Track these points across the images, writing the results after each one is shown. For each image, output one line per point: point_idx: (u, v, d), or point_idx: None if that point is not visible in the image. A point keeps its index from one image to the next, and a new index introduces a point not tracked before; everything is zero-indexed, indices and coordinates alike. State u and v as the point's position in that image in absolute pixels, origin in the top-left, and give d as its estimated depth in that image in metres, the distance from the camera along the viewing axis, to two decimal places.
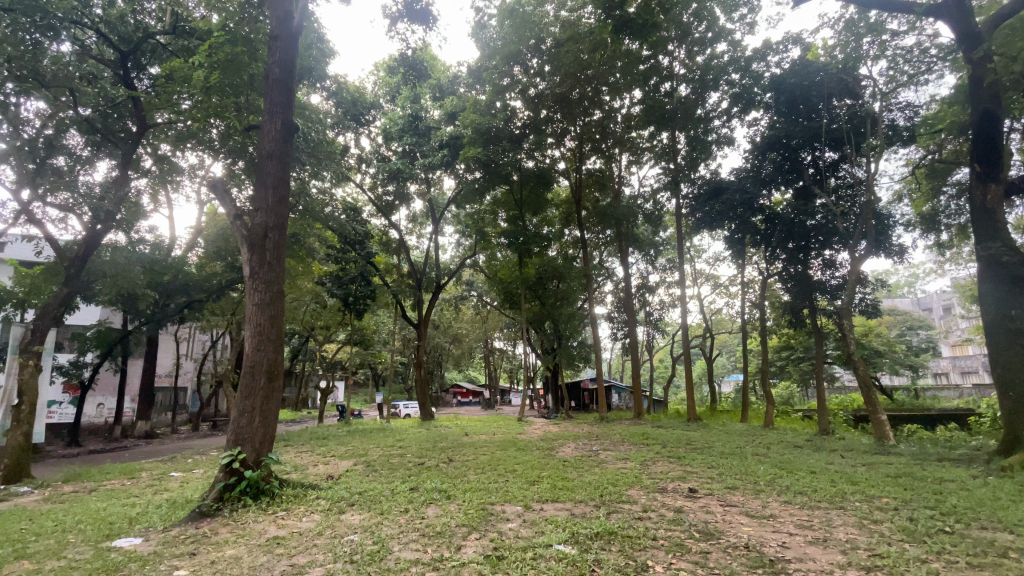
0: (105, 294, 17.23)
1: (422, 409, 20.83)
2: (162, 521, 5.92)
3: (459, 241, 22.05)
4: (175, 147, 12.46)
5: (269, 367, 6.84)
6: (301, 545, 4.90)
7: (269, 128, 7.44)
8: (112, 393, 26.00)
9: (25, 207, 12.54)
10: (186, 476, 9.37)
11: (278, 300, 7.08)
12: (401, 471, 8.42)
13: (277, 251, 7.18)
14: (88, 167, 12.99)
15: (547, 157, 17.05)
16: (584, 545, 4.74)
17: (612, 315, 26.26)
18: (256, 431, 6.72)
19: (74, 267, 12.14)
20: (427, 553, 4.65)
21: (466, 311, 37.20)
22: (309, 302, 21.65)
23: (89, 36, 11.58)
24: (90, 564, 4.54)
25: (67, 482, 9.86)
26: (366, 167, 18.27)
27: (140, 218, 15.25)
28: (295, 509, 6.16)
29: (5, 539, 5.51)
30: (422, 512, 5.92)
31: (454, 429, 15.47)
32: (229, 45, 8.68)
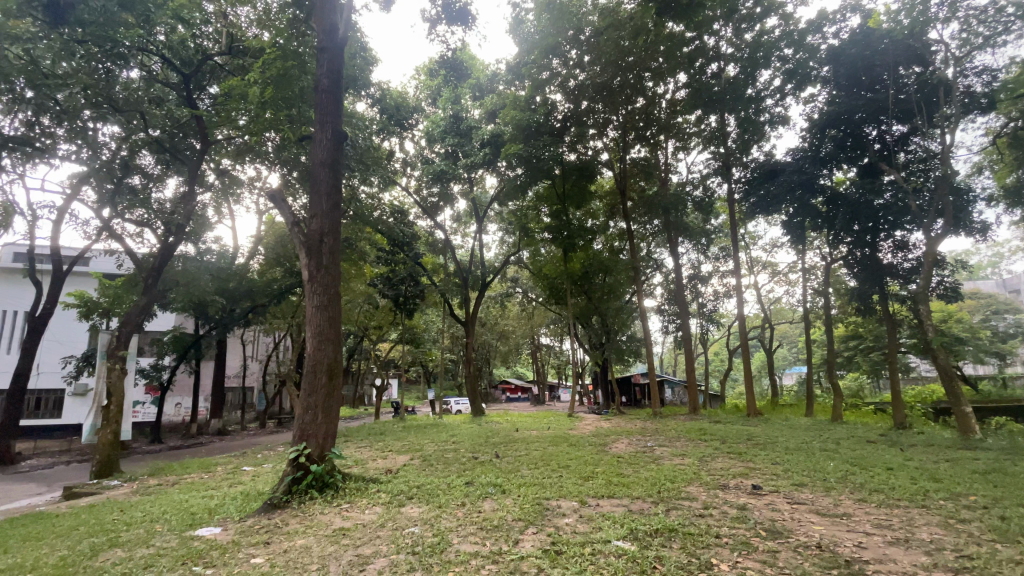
0: (178, 302, 18.59)
1: (473, 406, 21.06)
2: (238, 512, 6.33)
3: (503, 238, 22.13)
4: (235, 161, 13.22)
5: (329, 367, 7.13)
6: (365, 536, 5.08)
7: (320, 137, 7.73)
8: (188, 393, 28.08)
9: (106, 223, 13.69)
10: (256, 469, 9.97)
11: (336, 302, 7.37)
12: (456, 465, 8.57)
13: (333, 255, 7.46)
14: (159, 184, 14.03)
15: (590, 149, 16.76)
16: (643, 541, 4.65)
17: (662, 307, 25.60)
18: (320, 428, 7.01)
19: (152, 277, 13.09)
20: (486, 546, 4.72)
21: (512, 308, 37.31)
22: (363, 303, 22.42)
23: (155, 62, 12.43)
24: (176, 552, 4.90)
25: (153, 476, 10.74)
26: (411, 169, 18.67)
27: (205, 229, 16.27)
28: (358, 501, 6.41)
29: (101, 529, 6.04)
30: (479, 506, 6.00)
31: (505, 425, 15.61)
32: (280, 60, 9.19)
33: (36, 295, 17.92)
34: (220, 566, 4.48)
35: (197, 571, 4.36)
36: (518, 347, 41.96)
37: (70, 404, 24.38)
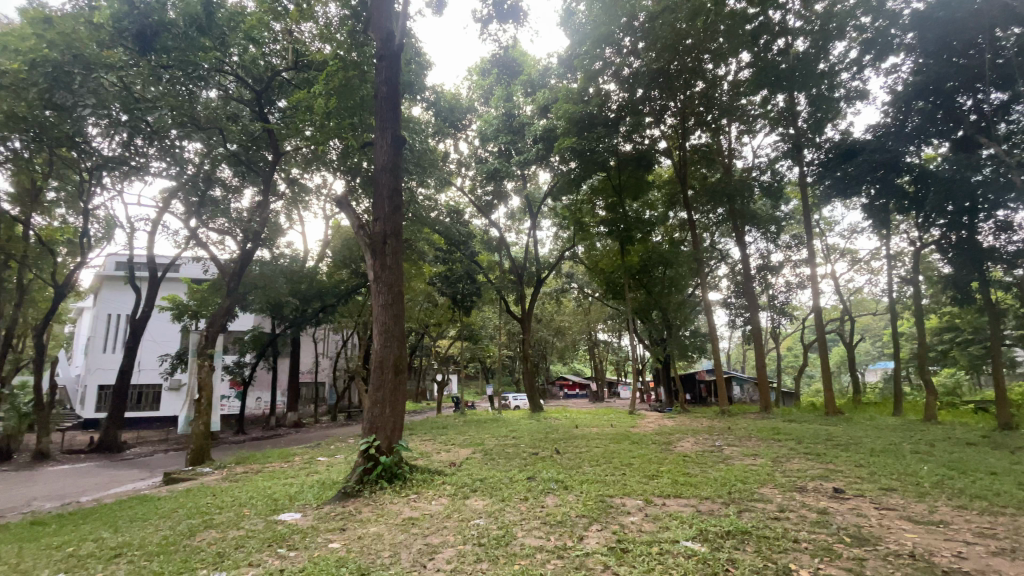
0: (257, 303, 20.03)
1: (531, 402, 21.12)
2: (316, 499, 6.74)
3: (558, 233, 22.00)
4: (304, 170, 14.05)
5: (395, 362, 7.41)
6: (433, 526, 5.25)
7: (381, 143, 8.04)
8: (267, 388, 30.23)
9: (193, 232, 14.99)
10: (329, 460, 10.56)
11: (399, 301, 7.65)
12: (517, 460, 8.65)
13: (395, 255, 7.74)
14: (236, 195, 15.14)
15: (646, 138, 16.25)
16: (714, 543, 4.48)
17: (728, 300, 24.48)
18: (388, 421, 7.30)
19: (234, 281, 14.17)
20: (551, 541, 4.73)
21: (568, 304, 37.08)
22: (423, 301, 23.09)
23: (230, 82, 13.40)
24: (263, 534, 5.28)
25: (239, 464, 11.66)
26: (466, 170, 18.98)
27: (279, 235, 17.40)
28: (425, 493, 6.64)
29: (197, 511, 6.64)
30: (542, 501, 6.03)
31: (565, 422, 15.51)
32: (343, 71, 9.62)
33: (136, 299, 19.88)
34: (302, 549, 4.79)
35: (282, 553, 4.69)
36: (575, 344, 41.64)
37: (167, 398, 26.92)
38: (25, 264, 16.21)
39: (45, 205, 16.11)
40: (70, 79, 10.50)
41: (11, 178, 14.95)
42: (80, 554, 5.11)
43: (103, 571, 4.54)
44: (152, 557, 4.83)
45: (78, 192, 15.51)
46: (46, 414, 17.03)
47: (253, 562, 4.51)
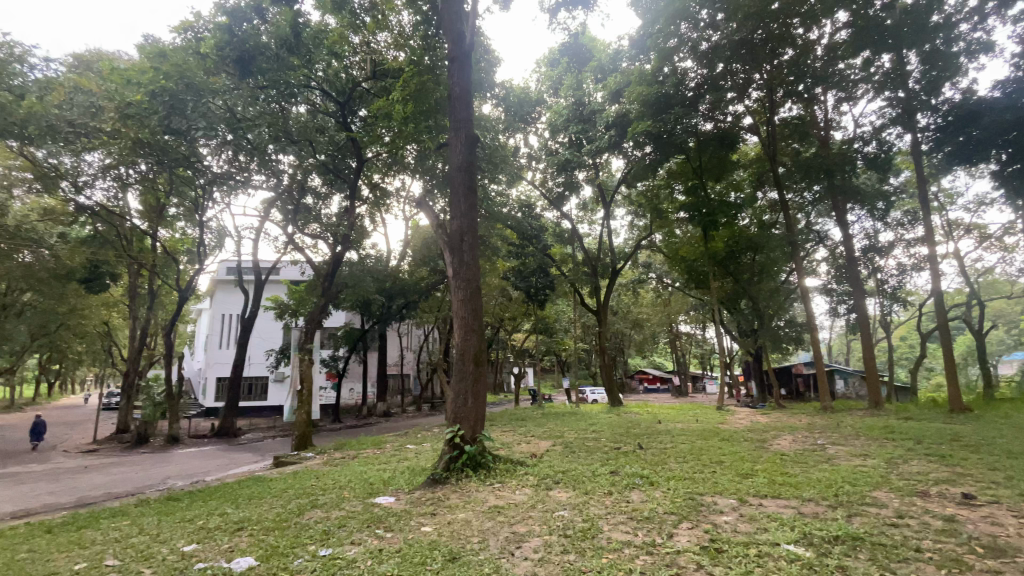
0: (347, 300, 21.48)
1: (611, 396, 20.78)
2: (407, 485, 7.12)
3: (633, 223, 21.37)
4: (385, 175, 14.77)
5: (476, 355, 7.62)
6: (518, 515, 5.35)
7: (456, 143, 8.24)
8: (358, 380, 32.40)
9: (290, 237, 16.34)
10: (417, 448, 11.11)
11: (478, 296, 7.82)
12: (599, 454, 8.56)
13: (473, 251, 7.92)
14: (325, 201, 16.29)
15: (729, 115, 15.21)
16: (820, 548, 4.14)
17: (829, 286, 22.40)
18: (471, 411, 7.52)
19: (327, 281, 15.27)
20: (638, 536, 4.64)
21: (645, 295, 35.93)
22: (498, 296, 23.45)
23: (317, 96, 14.39)
24: (362, 516, 5.67)
25: (337, 450, 12.60)
26: (536, 163, 18.95)
27: (364, 236, 18.50)
28: (509, 482, 6.78)
29: (305, 492, 7.27)
30: (627, 496, 5.92)
31: (648, 416, 15.06)
32: (418, 76, 10.01)
33: (245, 300, 22.06)
34: (397, 531, 5.09)
35: (380, 533, 5.01)
36: (654, 336, 40.24)
37: (273, 389, 29.75)
38: (155, 271, 18.57)
39: (168, 219, 18.31)
40: (185, 106, 11.79)
41: (141, 198, 17.16)
42: (210, 527, 5.79)
43: (230, 542, 5.12)
44: (269, 532, 5.36)
45: (194, 207, 17.47)
46: (176, 403, 19.45)
47: (355, 541, 4.85)
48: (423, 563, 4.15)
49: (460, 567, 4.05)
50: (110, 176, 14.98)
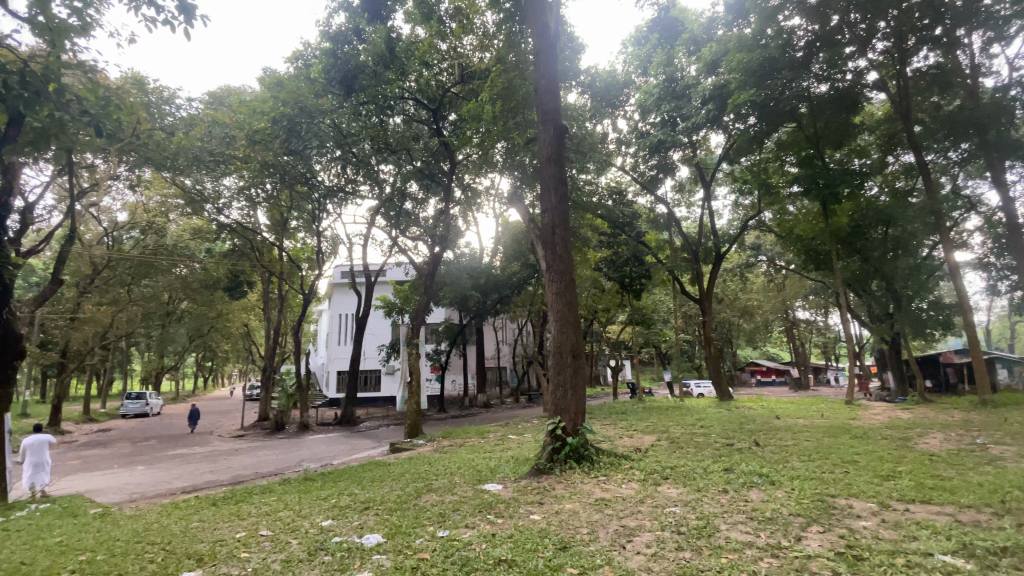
0: (446, 296, 22.53)
1: (718, 388, 19.57)
2: (513, 474, 7.31)
3: (737, 202, 19.84)
4: (476, 174, 15.25)
5: (573, 347, 7.61)
6: (627, 509, 5.26)
7: (543, 136, 8.24)
8: (459, 373, 33.86)
9: (393, 240, 17.52)
10: (518, 439, 11.35)
11: (572, 287, 7.79)
12: (709, 450, 8.11)
13: (565, 244, 7.89)
14: (422, 205, 17.15)
15: (847, 72, 13.46)
16: (987, 561, 3.56)
17: (986, 260, 18.98)
18: (571, 403, 7.51)
19: (428, 280, 16.10)
20: (761, 538, 4.33)
21: (753, 279, 33.24)
22: (591, 288, 23.08)
23: (411, 105, 14.93)
24: (473, 501, 5.94)
25: (444, 439, 13.31)
26: (626, 147, 18.32)
27: (458, 235, 19.22)
28: (614, 476, 6.68)
29: (420, 477, 7.79)
30: (745, 495, 5.55)
31: (762, 411, 13.91)
32: (505, 74, 10.22)
33: (358, 300, 24.05)
34: (507, 517, 5.26)
35: (492, 519, 5.21)
36: (766, 324, 37.03)
37: (384, 381, 32.21)
38: (283, 277, 20.90)
39: (290, 231, 20.45)
40: (300, 128, 13.14)
41: (269, 213, 19.37)
42: (342, 505, 6.43)
43: (360, 520, 5.63)
44: (392, 511, 5.84)
45: (311, 219, 19.28)
46: (305, 394, 21.79)
47: (469, 525, 5.10)
48: (536, 550, 4.25)
49: (571, 556, 4.09)
50: (243, 196, 17.15)
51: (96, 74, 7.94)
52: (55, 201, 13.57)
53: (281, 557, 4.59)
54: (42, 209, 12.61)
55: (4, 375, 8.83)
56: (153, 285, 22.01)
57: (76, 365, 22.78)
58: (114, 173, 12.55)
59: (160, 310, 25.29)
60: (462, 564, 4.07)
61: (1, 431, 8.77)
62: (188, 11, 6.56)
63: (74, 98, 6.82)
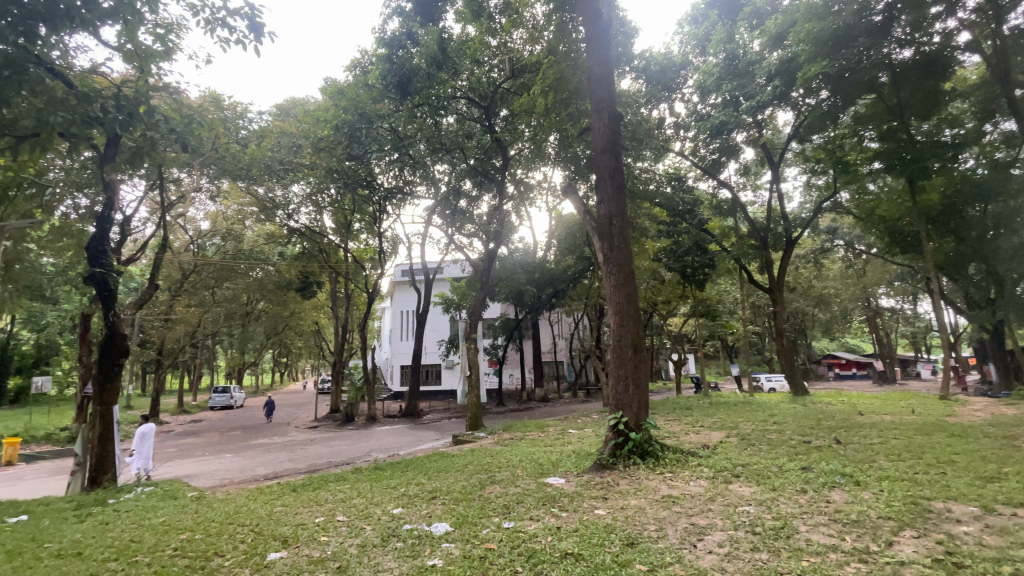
0: (503, 291, 22.73)
1: (791, 382, 18.49)
2: (576, 468, 7.28)
3: (810, 183, 18.52)
4: (529, 168, 15.21)
5: (633, 341, 7.43)
6: (696, 507, 5.09)
7: (597, 126, 8.07)
8: (517, 367, 34.14)
9: (450, 237, 17.91)
10: (579, 433, 11.26)
11: (631, 279, 7.61)
12: (784, 448, 7.67)
13: (623, 235, 7.70)
14: (476, 202, 17.31)
15: (936, 33, 12.14)
16: None
17: None
18: (633, 398, 7.35)
19: (483, 275, 16.25)
20: (845, 541, 4.05)
21: (829, 265, 30.95)
22: (650, 280, 22.44)
23: (463, 104, 14.98)
24: (536, 494, 5.97)
25: (505, 432, 13.46)
26: (685, 132, 17.59)
27: (513, 230, 19.30)
28: (681, 472, 6.48)
29: (482, 469, 7.94)
30: (826, 496, 5.20)
31: (843, 407, 12.95)
32: (556, 65, 10.13)
33: (418, 297, 24.78)
34: (572, 511, 5.24)
35: (556, 512, 5.22)
36: (844, 314, 34.40)
37: (445, 375, 33.07)
38: (348, 277, 21.89)
39: (353, 234, 21.34)
40: (361, 133, 14.14)
41: (334, 217, 20.32)
42: (411, 494, 6.68)
43: (428, 508, 5.83)
44: (458, 501, 6.01)
45: (372, 220, 20.02)
46: (371, 388, 22.81)
47: (533, 517, 5.14)
48: (602, 544, 4.22)
49: (639, 553, 4.01)
50: (311, 201, 18.18)
51: (178, 94, 8.64)
52: (149, 214, 14.96)
53: (357, 542, 4.84)
54: (139, 220, 13.94)
55: (112, 372, 9.84)
56: (233, 288, 23.78)
57: (171, 362, 25.08)
58: (197, 185, 13.66)
59: (240, 310, 27.29)
60: (529, 556, 4.10)
61: (111, 422, 9.81)
62: (257, 28, 7.01)
63: (162, 118, 7.49)
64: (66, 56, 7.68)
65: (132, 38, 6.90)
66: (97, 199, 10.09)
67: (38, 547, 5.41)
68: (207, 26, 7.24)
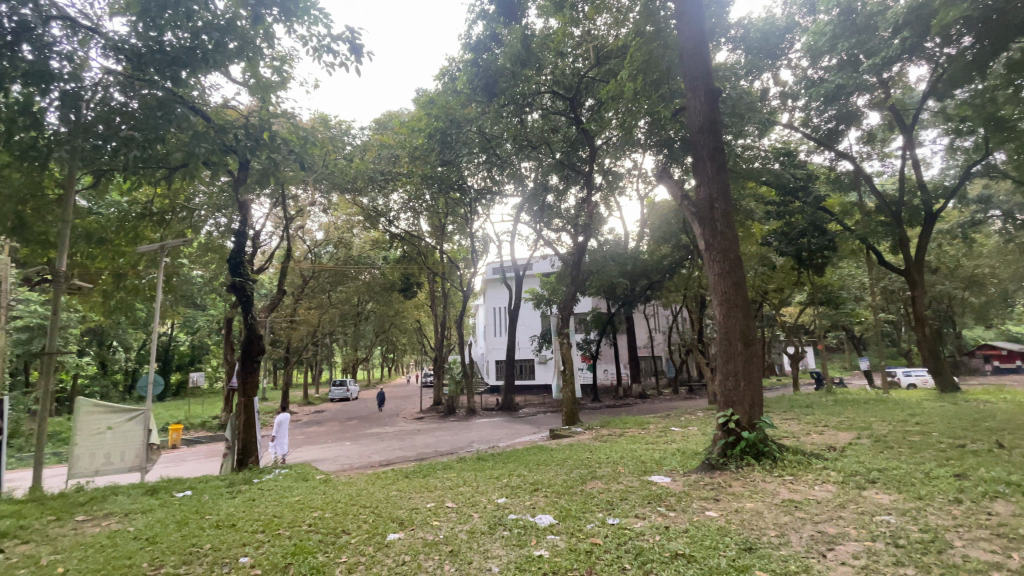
0: (595, 284, 22.41)
1: (937, 378, 16.08)
2: (682, 467, 6.96)
3: (954, 145, 15.88)
4: (618, 156, 14.78)
5: (742, 333, 6.92)
6: (823, 513, 4.61)
7: (694, 105, 7.60)
8: (612, 362, 33.55)
9: (539, 233, 18.06)
10: (683, 431, 10.73)
11: (738, 266, 7.09)
12: (930, 452, 6.68)
13: (726, 219, 7.20)
14: (563, 196, 17.24)
15: None
16: None
17: None
18: (744, 395, 6.84)
19: (574, 270, 16.06)
20: (1016, 560, 3.43)
21: (982, 240, 26.33)
22: (756, 267, 20.79)
23: (547, 98, 14.83)
24: (641, 492, 5.80)
25: (603, 428, 13.30)
26: (793, 101, 15.98)
27: (603, 222, 18.93)
28: (803, 476, 5.92)
29: (583, 464, 7.90)
30: (988, 508, 4.44)
31: (1010, 407, 10.94)
32: (645, 46, 9.60)
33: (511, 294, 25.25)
34: (680, 511, 5.02)
35: (663, 511, 5.03)
36: (1006, 296, 29.10)
37: (539, 370, 33.41)
38: (444, 277, 22.96)
39: (447, 235, 22.33)
40: (451, 138, 14.72)
41: (430, 221, 21.44)
42: (513, 485, 6.85)
43: (531, 500, 5.94)
44: (560, 494, 6.04)
45: (464, 221, 20.80)
46: (469, 382, 23.72)
47: (639, 515, 5.00)
48: (715, 548, 3.98)
49: (759, 558, 3.74)
50: (409, 207, 19.38)
51: (294, 118, 9.64)
52: (274, 227, 16.86)
53: (466, 528, 5.05)
54: (267, 234, 15.81)
55: (251, 368, 11.22)
56: (345, 290, 26.09)
57: (297, 358, 28.15)
58: (313, 200, 15.16)
59: (351, 311, 29.84)
60: (637, 553, 4.00)
61: (252, 411, 11.19)
62: (358, 50, 7.56)
63: (282, 141, 8.36)
64: (204, 94, 8.91)
65: (255, 73, 7.80)
66: (233, 218, 11.58)
67: (202, 518, 6.35)
68: (314, 54, 7.95)
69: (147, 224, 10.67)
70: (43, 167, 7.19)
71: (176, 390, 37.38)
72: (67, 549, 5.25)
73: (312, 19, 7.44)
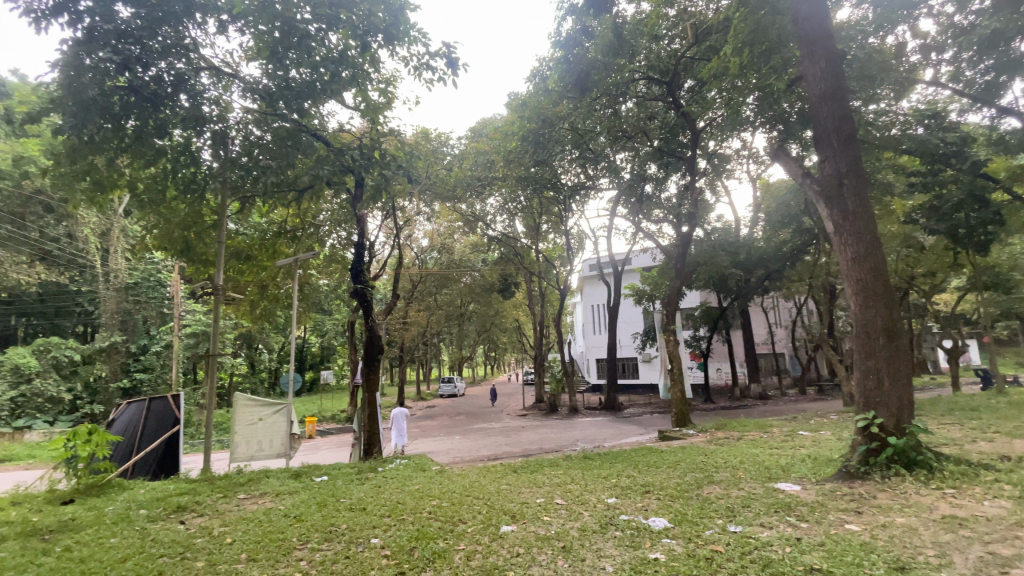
0: (702, 276, 21.12)
1: None
2: (814, 475, 6.29)
3: None
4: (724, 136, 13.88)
5: (885, 325, 6.08)
6: (996, 533, 3.90)
7: (812, 72, 6.86)
8: (725, 360, 31.35)
9: (638, 226, 17.49)
10: (814, 436, 9.67)
11: (875, 250, 6.26)
12: None
13: (859, 198, 6.39)
14: (663, 185, 16.47)
15: None
16: None
17: None
18: (890, 395, 6.00)
19: (679, 263, 15.30)
20: None
21: None
22: (896, 249, 18.13)
23: (643, 85, 14.24)
24: (765, 499, 5.36)
25: (720, 430, 12.49)
26: (938, 54, 13.62)
27: (708, 209, 17.77)
28: (970, 490, 5.06)
29: (697, 467, 7.49)
30: None
31: None
32: (751, 15, 8.78)
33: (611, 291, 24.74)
34: (813, 522, 4.56)
35: (793, 522, 4.59)
36: None
37: (643, 368, 32.30)
38: (542, 276, 23.17)
39: (543, 234, 22.50)
40: (544, 138, 14.93)
41: (526, 222, 21.75)
42: (622, 485, 6.71)
43: (643, 502, 5.77)
44: (674, 498, 5.79)
45: (560, 218, 20.81)
46: (572, 381, 23.65)
47: (765, 524, 4.62)
48: (858, 565, 3.56)
49: None
50: (506, 209, 19.88)
51: (400, 135, 10.38)
52: (386, 237, 18.30)
53: (577, 526, 5.04)
54: (380, 244, 17.19)
55: (372, 367, 12.25)
56: (449, 293, 27.44)
57: (409, 358, 30.19)
58: (418, 210, 16.17)
59: (456, 312, 31.29)
60: (764, 564, 3.71)
61: (375, 406, 12.22)
62: (454, 63, 7.93)
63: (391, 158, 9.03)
64: (324, 122, 9.93)
65: (365, 97, 8.53)
66: (352, 230, 12.73)
67: (337, 501, 7.10)
68: (415, 72, 8.49)
69: (282, 241, 12.17)
70: (203, 196, 8.53)
71: (310, 387, 42.08)
72: (233, 522, 6.18)
73: (412, 40, 7.95)
